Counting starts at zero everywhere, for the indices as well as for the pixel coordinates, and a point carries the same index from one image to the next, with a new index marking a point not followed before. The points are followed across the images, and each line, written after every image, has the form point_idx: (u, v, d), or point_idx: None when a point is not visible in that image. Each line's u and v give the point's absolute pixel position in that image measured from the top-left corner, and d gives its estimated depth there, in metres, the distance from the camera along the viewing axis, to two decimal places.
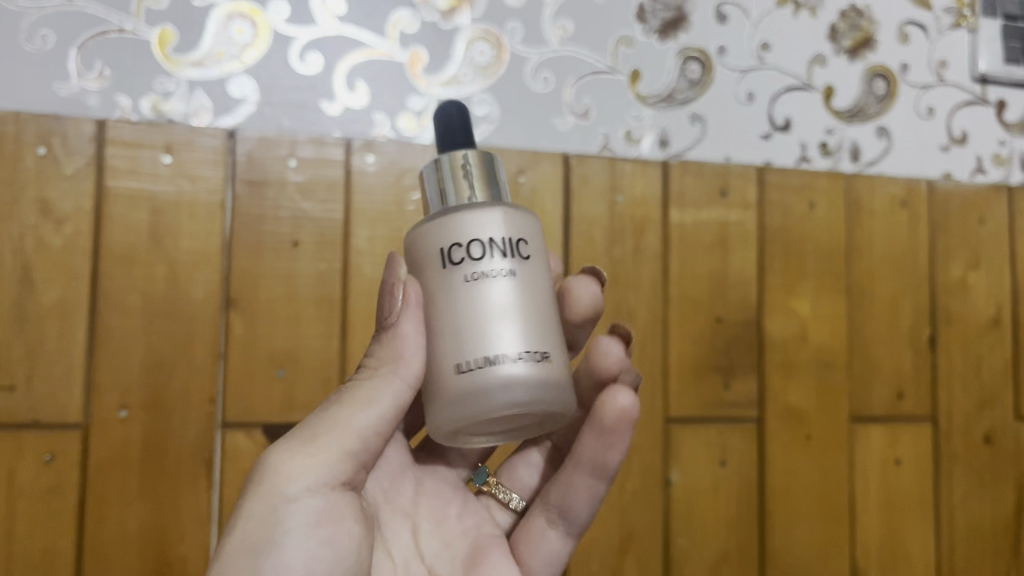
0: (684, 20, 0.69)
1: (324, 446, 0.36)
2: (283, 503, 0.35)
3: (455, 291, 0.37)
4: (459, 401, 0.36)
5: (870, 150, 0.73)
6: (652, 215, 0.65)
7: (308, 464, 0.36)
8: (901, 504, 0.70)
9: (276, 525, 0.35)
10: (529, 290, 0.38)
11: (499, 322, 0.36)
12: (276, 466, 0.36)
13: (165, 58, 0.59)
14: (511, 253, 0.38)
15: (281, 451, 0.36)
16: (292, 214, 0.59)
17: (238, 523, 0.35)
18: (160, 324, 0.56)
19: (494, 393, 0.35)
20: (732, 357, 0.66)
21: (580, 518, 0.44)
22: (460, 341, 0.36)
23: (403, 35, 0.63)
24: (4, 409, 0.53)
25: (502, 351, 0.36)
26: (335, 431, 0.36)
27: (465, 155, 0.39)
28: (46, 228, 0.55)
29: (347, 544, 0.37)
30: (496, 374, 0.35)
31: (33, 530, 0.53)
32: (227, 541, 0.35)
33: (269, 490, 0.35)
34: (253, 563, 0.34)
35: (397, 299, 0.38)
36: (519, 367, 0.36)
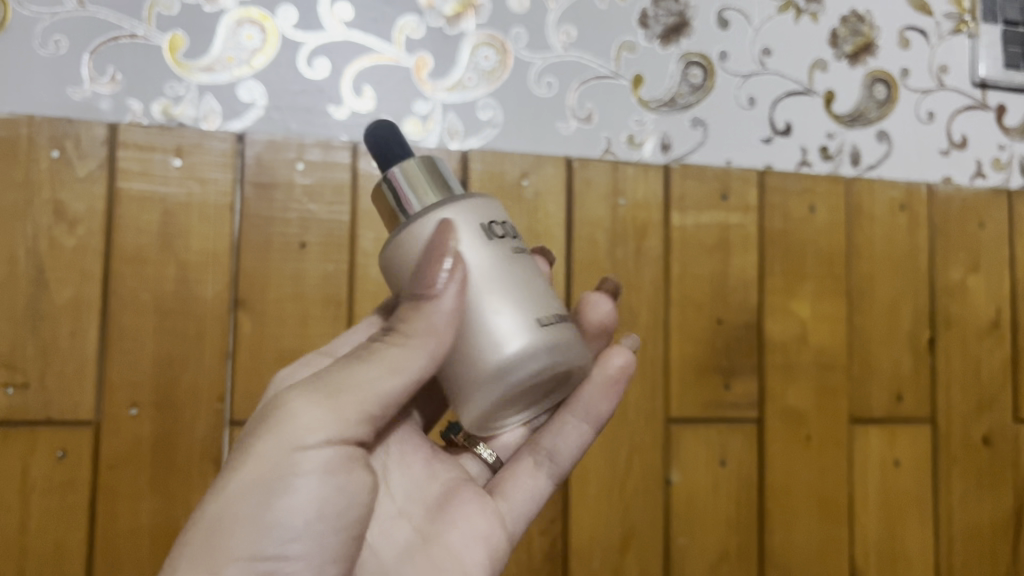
0: (687, 26, 0.70)
1: (342, 407, 0.35)
2: (291, 460, 0.34)
3: (501, 260, 0.37)
4: (507, 370, 0.35)
5: (870, 154, 0.74)
6: (654, 218, 0.66)
7: (322, 421, 0.34)
8: (900, 504, 0.71)
9: (288, 468, 0.34)
10: (534, 267, 0.39)
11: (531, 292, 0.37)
12: (287, 418, 0.34)
13: (175, 63, 0.60)
14: (509, 233, 0.39)
15: (295, 404, 0.34)
16: (300, 215, 0.60)
17: (239, 475, 0.34)
18: (170, 323, 0.57)
19: (546, 354, 0.36)
20: (732, 358, 0.67)
21: (565, 458, 0.46)
22: (517, 305, 0.36)
23: (409, 41, 0.65)
24: (17, 407, 0.54)
25: (551, 317, 0.37)
26: (354, 393, 0.35)
27: (405, 165, 0.39)
28: (59, 229, 0.56)
29: (355, 503, 0.36)
30: (545, 335, 0.36)
31: (46, 525, 0.55)
32: (228, 492, 0.33)
33: (286, 433, 0.34)
34: (261, 500, 0.33)
35: (440, 272, 0.35)
36: (555, 328, 0.37)
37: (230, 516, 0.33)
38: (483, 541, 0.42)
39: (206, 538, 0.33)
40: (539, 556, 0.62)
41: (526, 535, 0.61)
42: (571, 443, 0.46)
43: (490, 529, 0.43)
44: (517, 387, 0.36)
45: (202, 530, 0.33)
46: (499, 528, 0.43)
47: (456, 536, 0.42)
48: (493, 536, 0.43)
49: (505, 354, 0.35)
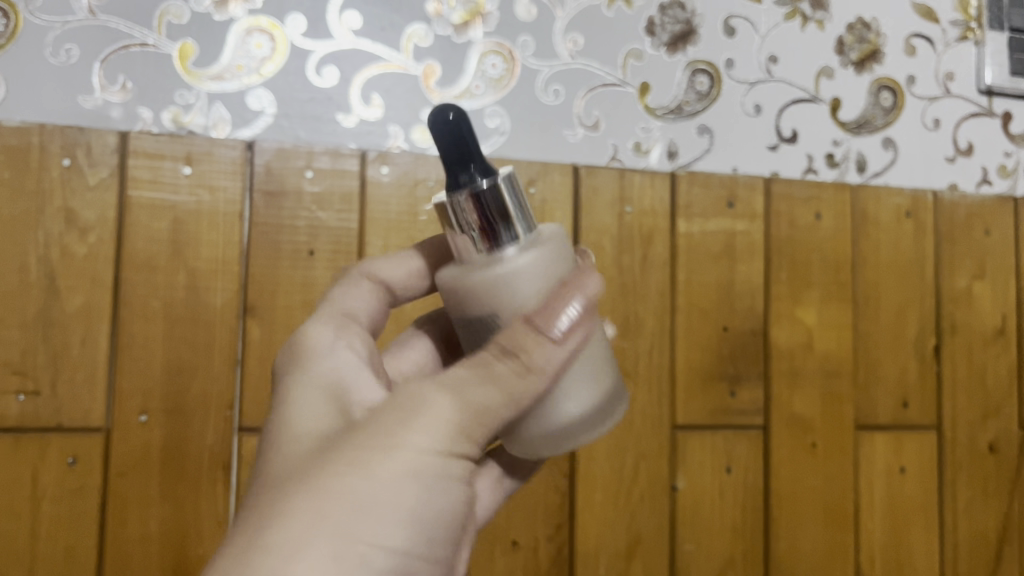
0: (693, 33, 0.71)
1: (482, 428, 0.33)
2: (429, 472, 0.32)
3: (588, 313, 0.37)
4: (572, 434, 0.36)
5: (876, 162, 0.74)
6: (660, 226, 0.67)
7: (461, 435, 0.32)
8: (905, 511, 0.71)
9: (424, 465, 0.32)
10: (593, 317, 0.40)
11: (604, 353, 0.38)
12: (432, 425, 0.32)
13: (185, 71, 0.60)
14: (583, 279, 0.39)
15: (440, 410, 0.32)
16: (309, 223, 0.61)
17: (373, 478, 0.31)
18: (180, 330, 0.58)
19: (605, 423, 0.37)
20: (739, 365, 0.67)
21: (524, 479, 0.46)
22: (598, 367, 0.37)
23: (417, 49, 0.65)
24: (29, 414, 0.55)
25: (615, 379, 0.38)
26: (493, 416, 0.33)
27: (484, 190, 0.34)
28: (70, 236, 0.57)
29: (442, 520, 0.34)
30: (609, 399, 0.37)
31: (57, 531, 0.55)
32: (363, 489, 0.30)
33: (430, 425, 0.32)
34: (396, 489, 0.31)
35: (560, 320, 0.34)
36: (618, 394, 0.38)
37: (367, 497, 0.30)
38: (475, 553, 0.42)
39: (331, 515, 0.30)
40: (546, 562, 0.62)
41: (532, 540, 0.62)
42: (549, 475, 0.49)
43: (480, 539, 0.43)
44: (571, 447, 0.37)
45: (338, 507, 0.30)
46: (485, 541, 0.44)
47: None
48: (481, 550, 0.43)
49: (574, 418, 0.36)
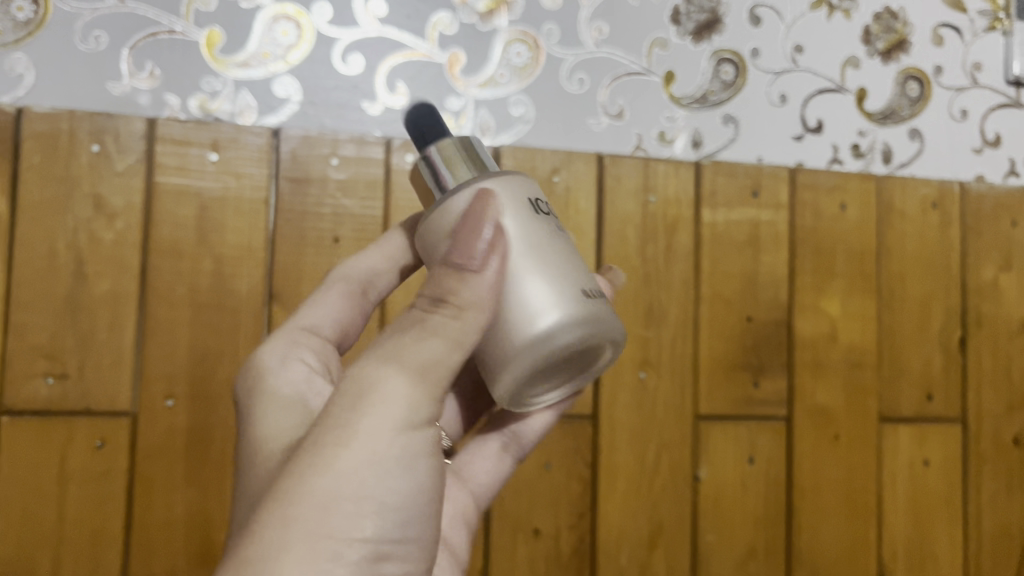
0: (718, 22, 0.70)
1: (434, 395, 0.32)
2: (395, 450, 0.31)
3: (540, 232, 0.36)
4: (542, 341, 0.34)
5: (902, 153, 0.74)
6: (684, 215, 0.66)
7: (416, 409, 0.32)
8: (929, 506, 0.70)
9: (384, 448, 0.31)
10: (568, 245, 0.37)
11: (565, 261, 0.36)
12: (389, 409, 0.31)
13: (212, 58, 0.61)
14: (548, 214, 0.38)
15: (396, 394, 0.31)
16: (334, 210, 0.61)
17: (345, 480, 0.30)
18: (206, 316, 0.58)
19: (584, 331, 0.35)
20: (763, 356, 0.67)
21: (529, 441, 0.49)
22: (555, 271, 0.35)
23: (442, 37, 0.65)
24: (57, 397, 0.56)
25: (585, 287, 0.36)
26: (440, 372, 0.32)
27: (447, 143, 0.38)
28: (98, 222, 0.57)
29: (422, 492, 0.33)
30: (586, 305, 0.35)
31: (84, 514, 0.56)
32: (329, 490, 0.30)
33: (379, 406, 0.31)
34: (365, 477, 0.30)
35: (480, 240, 0.33)
36: (595, 301, 0.36)
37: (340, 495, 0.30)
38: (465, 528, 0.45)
39: (310, 521, 0.29)
40: (567, 551, 0.62)
41: (553, 529, 0.62)
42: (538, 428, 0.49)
43: (467, 510, 0.46)
44: (547, 355, 0.34)
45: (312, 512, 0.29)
46: (473, 512, 0.46)
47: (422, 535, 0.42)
48: (470, 526, 0.46)
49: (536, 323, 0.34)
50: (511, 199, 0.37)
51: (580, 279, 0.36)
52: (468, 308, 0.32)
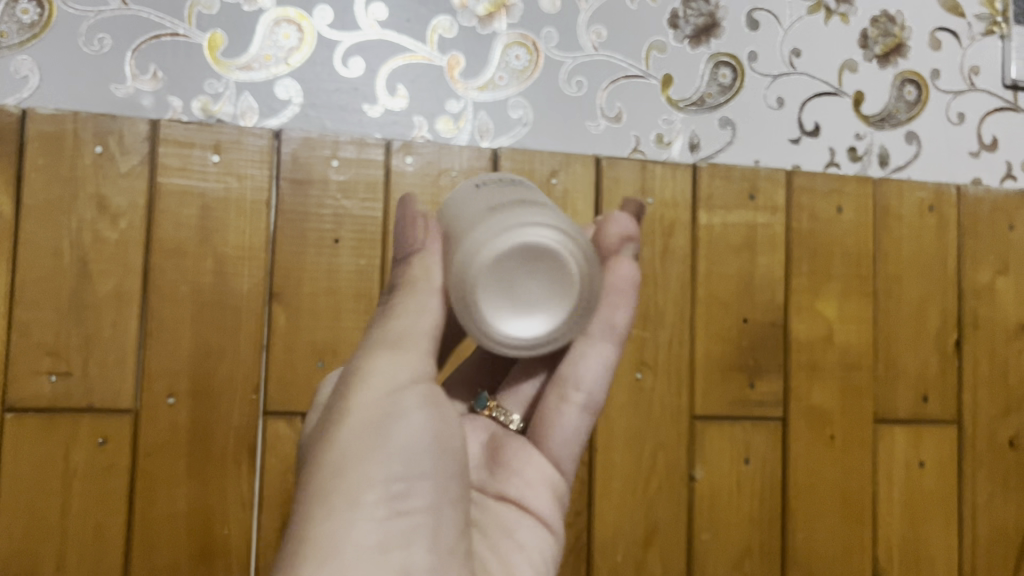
0: (716, 26, 0.71)
1: (413, 360, 0.38)
2: (398, 403, 0.37)
3: (481, 193, 0.39)
4: (467, 261, 0.35)
5: (899, 156, 0.74)
6: (681, 217, 0.67)
7: (404, 370, 0.38)
8: (924, 506, 0.71)
9: (387, 404, 0.37)
10: (520, 189, 0.39)
11: (524, 194, 0.38)
12: (373, 378, 0.37)
13: (215, 61, 0.61)
14: (512, 178, 0.41)
15: (377, 366, 0.38)
16: (334, 211, 0.61)
17: (349, 445, 0.36)
18: (208, 315, 0.59)
19: (502, 233, 0.35)
20: (759, 357, 0.68)
21: (593, 389, 0.44)
22: (484, 207, 0.37)
23: (442, 40, 0.66)
24: (61, 394, 0.56)
25: (515, 203, 0.37)
26: (411, 342, 0.38)
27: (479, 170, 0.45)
28: (102, 223, 0.58)
29: (449, 433, 0.38)
30: (507, 213, 0.36)
31: (87, 510, 0.57)
32: (344, 454, 0.36)
33: (368, 379, 0.37)
34: (374, 433, 0.36)
35: (417, 229, 0.39)
36: (526, 208, 0.36)
37: (355, 452, 0.36)
38: (555, 498, 0.45)
39: (334, 482, 0.35)
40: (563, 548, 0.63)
41: None
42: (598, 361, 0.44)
43: (555, 478, 0.45)
44: (481, 270, 0.35)
45: (334, 473, 0.35)
46: (562, 480, 0.46)
47: (499, 516, 0.43)
48: (562, 491, 0.46)
49: (464, 249, 0.36)
50: (464, 188, 0.41)
51: (538, 202, 0.38)
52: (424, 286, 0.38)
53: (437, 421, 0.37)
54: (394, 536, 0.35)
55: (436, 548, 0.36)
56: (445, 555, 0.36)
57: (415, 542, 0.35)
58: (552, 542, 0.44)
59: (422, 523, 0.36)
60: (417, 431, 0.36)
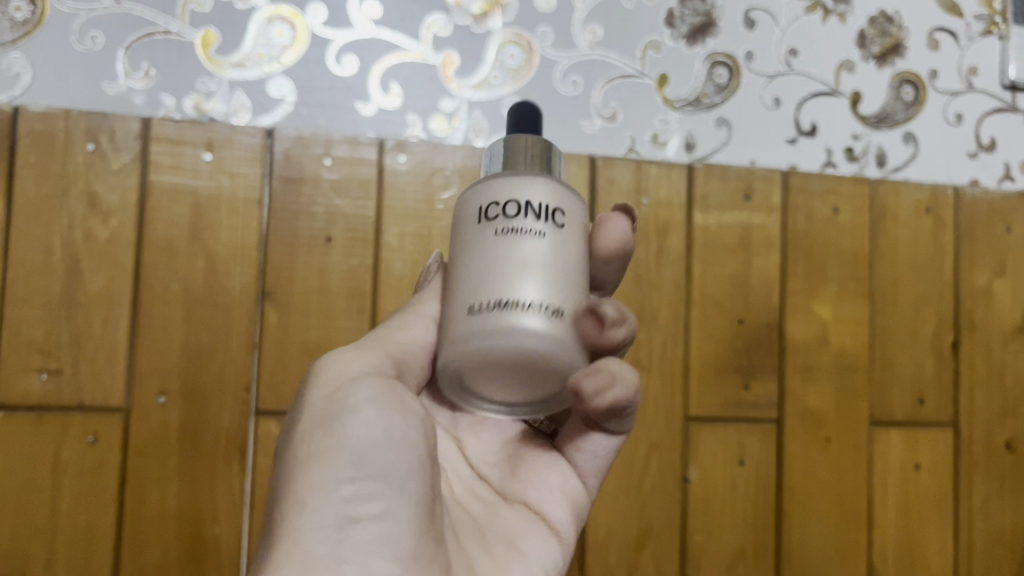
0: (712, 26, 0.70)
1: (372, 359, 0.38)
2: (350, 398, 0.35)
3: (483, 243, 0.36)
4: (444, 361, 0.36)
5: (896, 156, 0.73)
6: (675, 217, 0.67)
7: (365, 365, 0.37)
8: (920, 510, 0.70)
9: (338, 400, 0.35)
10: (517, 248, 0.35)
11: (517, 269, 0.35)
12: (328, 374, 0.37)
13: (207, 59, 0.61)
14: (524, 209, 0.36)
15: (334, 363, 0.37)
16: (327, 210, 0.61)
17: (299, 449, 0.35)
18: (199, 314, 0.59)
19: (467, 351, 0.35)
20: (753, 358, 0.67)
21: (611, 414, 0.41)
22: (471, 289, 0.36)
23: (436, 39, 0.65)
24: (51, 392, 0.56)
25: (491, 300, 0.34)
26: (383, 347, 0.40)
27: (530, 139, 0.39)
28: (93, 220, 0.58)
29: (409, 429, 0.36)
30: (477, 323, 0.34)
31: (76, 508, 0.56)
32: (299, 456, 0.34)
33: (326, 378, 0.37)
34: (325, 430, 0.35)
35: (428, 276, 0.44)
36: (491, 314, 0.34)
37: (305, 452, 0.34)
38: (574, 509, 0.42)
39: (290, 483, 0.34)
40: None
41: None
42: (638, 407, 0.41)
43: (577, 494, 0.43)
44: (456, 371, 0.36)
45: (286, 475, 0.34)
46: (585, 496, 0.43)
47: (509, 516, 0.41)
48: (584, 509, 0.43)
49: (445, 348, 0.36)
50: (473, 204, 0.38)
51: (527, 292, 0.34)
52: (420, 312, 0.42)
53: (391, 416, 0.36)
54: (350, 543, 0.33)
55: (397, 553, 0.34)
56: (410, 561, 0.34)
57: (376, 548, 0.34)
58: (561, 557, 0.40)
59: (379, 528, 0.34)
60: (368, 427, 0.35)
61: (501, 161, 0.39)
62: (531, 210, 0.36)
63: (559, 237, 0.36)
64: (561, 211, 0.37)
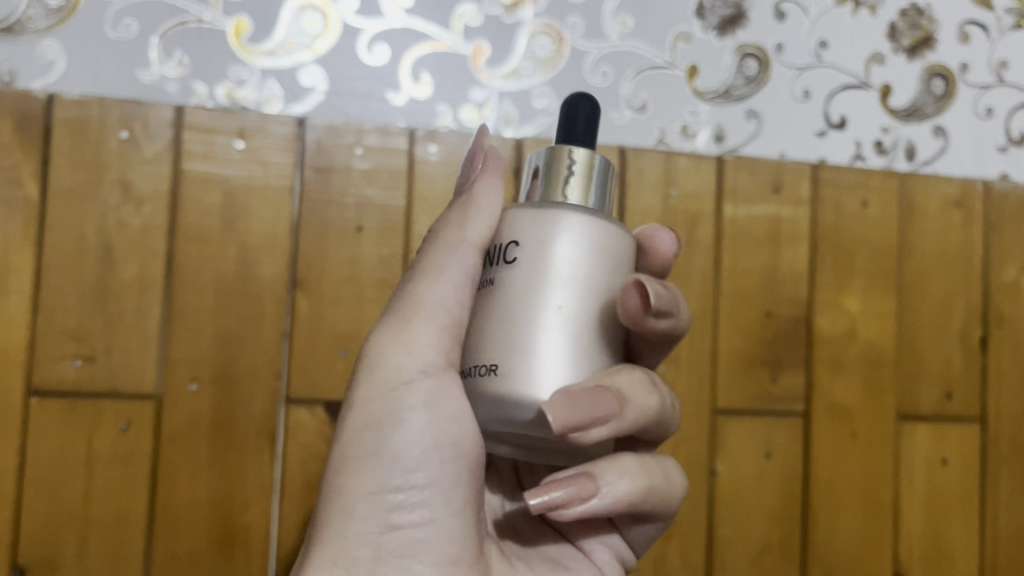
0: (743, 17, 0.70)
1: (416, 336, 0.37)
2: (405, 402, 0.37)
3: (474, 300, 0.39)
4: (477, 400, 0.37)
5: (926, 150, 0.73)
6: (705, 210, 0.67)
7: (423, 356, 0.37)
8: (946, 505, 0.70)
9: (393, 404, 0.37)
10: (478, 304, 0.37)
11: (474, 326, 0.37)
12: (384, 367, 0.37)
13: (240, 47, 0.61)
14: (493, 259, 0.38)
15: (390, 352, 0.37)
16: (358, 200, 0.61)
17: (349, 448, 0.37)
18: (231, 303, 0.59)
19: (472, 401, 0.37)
20: (781, 352, 0.67)
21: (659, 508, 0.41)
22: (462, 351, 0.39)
23: (467, 29, 0.65)
24: (84, 378, 0.57)
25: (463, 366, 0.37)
26: (421, 311, 0.37)
27: (576, 152, 0.37)
28: (126, 208, 0.58)
29: (466, 434, 0.37)
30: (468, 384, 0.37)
31: (109, 495, 0.57)
32: (354, 455, 0.37)
33: (383, 374, 0.37)
34: (376, 436, 0.36)
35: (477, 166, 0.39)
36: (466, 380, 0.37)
37: (356, 453, 0.37)
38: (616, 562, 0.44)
39: (341, 480, 0.37)
40: None
41: None
42: (662, 503, 0.39)
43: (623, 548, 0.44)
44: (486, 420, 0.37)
45: (336, 470, 0.37)
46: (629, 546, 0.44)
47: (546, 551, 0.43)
48: (627, 557, 0.44)
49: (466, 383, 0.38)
50: None
51: (533, 362, 0.34)
52: (448, 236, 0.38)
53: (443, 423, 0.36)
54: (389, 549, 0.36)
55: (437, 559, 0.37)
56: (448, 565, 0.37)
57: (417, 553, 0.36)
58: None
59: (422, 534, 0.36)
60: (419, 437, 0.36)
61: (540, 179, 0.38)
62: (543, 259, 0.36)
63: (568, 284, 0.35)
64: (517, 242, 0.37)
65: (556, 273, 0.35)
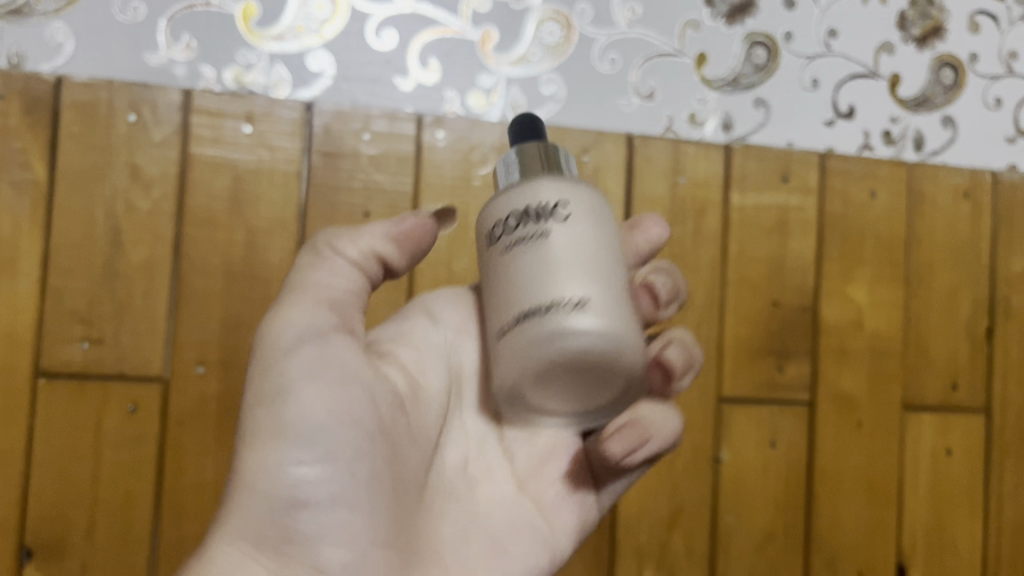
0: (752, 5, 0.70)
1: (296, 312, 0.35)
2: (290, 373, 0.34)
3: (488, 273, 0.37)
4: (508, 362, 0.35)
5: (934, 140, 0.73)
6: (712, 198, 0.66)
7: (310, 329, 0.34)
8: (950, 496, 0.70)
9: (279, 378, 0.34)
10: (519, 262, 0.35)
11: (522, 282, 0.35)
12: (267, 343, 0.34)
13: (247, 31, 0.61)
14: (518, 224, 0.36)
15: (271, 331, 0.34)
16: (365, 184, 0.61)
17: (245, 427, 0.34)
18: (239, 287, 0.59)
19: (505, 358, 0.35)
20: (787, 341, 0.67)
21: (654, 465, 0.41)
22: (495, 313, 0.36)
23: (475, 14, 0.65)
24: (92, 361, 0.57)
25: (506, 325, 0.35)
26: (304, 295, 0.35)
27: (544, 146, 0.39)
28: (134, 192, 0.58)
29: (361, 403, 0.35)
30: (514, 338, 0.34)
31: (116, 477, 0.57)
32: (249, 432, 0.34)
33: (267, 348, 0.34)
34: (269, 409, 0.33)
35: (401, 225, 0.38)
36: (512, 338, 0.35)
37: (250, 427, 0.34)
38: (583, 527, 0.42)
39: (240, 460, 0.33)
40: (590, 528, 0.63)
41: None
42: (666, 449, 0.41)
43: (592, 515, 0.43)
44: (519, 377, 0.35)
45: (235, 451, 0.34)
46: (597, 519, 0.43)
47: (502, 512, 0.40)
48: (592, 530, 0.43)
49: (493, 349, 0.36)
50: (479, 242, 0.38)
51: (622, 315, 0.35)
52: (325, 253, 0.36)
53: (336, 390, 0.34)
54: (296, 525, 0.33)
55: (352, 535, 0.34)
56: (365, 548, 0.34)
57: (325, 531, 0.33)
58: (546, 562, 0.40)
59: (331, 509, 0.33)
60: (314, 405, 0.34)
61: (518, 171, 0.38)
62: (604, 229, 0.36)
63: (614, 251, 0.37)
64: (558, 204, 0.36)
65: (597, 229, 0.36)
